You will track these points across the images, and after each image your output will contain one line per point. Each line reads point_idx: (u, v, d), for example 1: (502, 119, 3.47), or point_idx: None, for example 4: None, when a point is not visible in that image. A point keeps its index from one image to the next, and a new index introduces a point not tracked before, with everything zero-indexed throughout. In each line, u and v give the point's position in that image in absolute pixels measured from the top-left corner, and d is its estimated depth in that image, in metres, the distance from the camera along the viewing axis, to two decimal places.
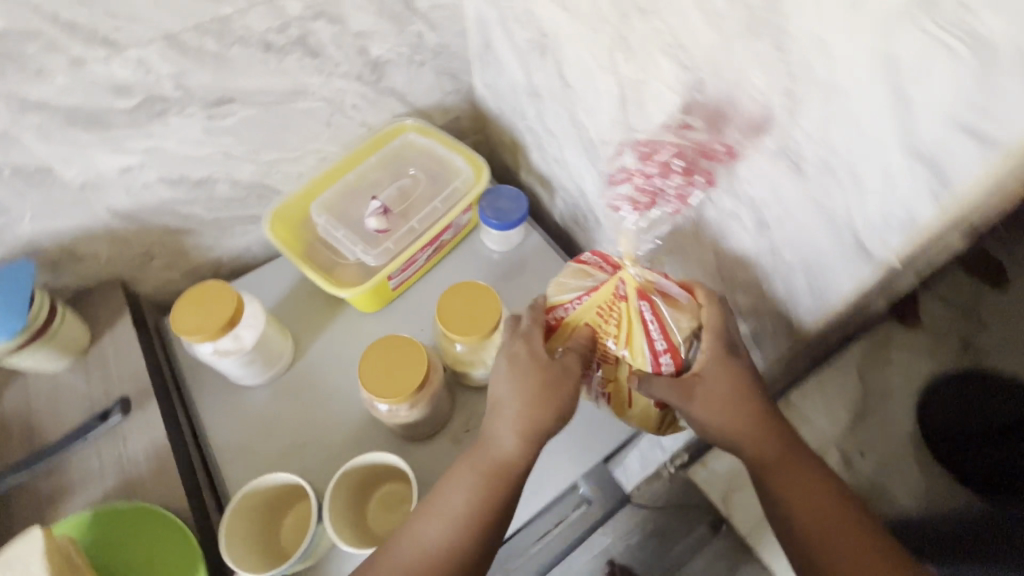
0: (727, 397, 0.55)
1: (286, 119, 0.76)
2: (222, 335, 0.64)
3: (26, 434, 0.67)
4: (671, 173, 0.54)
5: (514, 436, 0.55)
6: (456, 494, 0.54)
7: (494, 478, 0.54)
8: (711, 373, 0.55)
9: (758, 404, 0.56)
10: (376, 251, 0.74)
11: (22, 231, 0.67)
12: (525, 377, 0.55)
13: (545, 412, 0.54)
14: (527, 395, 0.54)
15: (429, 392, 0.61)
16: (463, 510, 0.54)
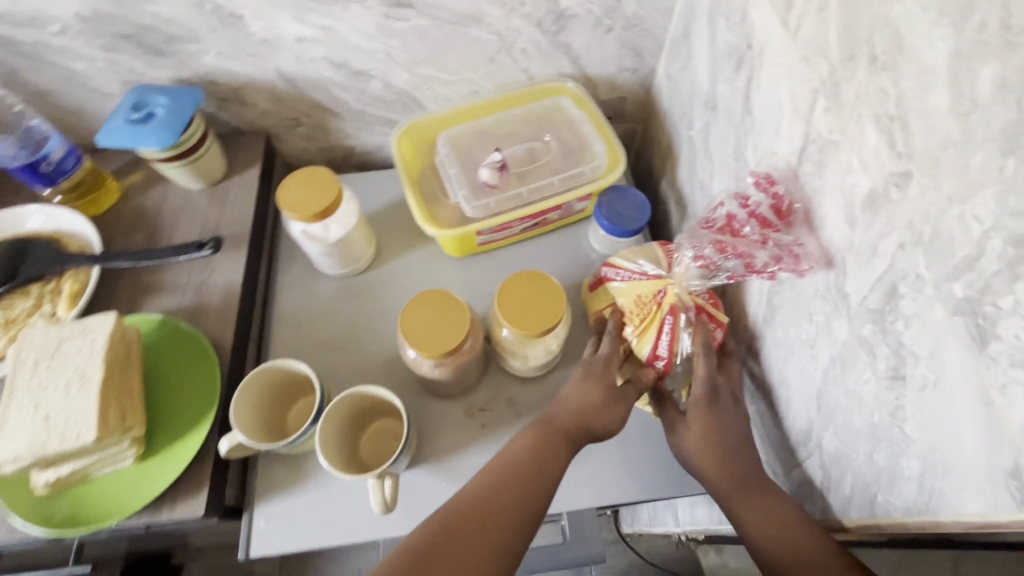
0: (711, 439, 0.54)
1: (455, 41, 0.74)
2: (311, 222, 0.66)
3: (145, 230, 0.76)
4: (765, 244, 0.50)
5: (572, 417, 0.56)
6: (514, 441, 0.56)
7: (550, 437, 0.55)
8: (693, 410, 0.55)
9: (736, 446, 0.54)
10: (478, 203, 0.70)
11: (205, 62, 0.73)
12: (589, 381, 0.57)
13: (605, 414, 0.56)
14: (591, 390, 0.57)
15: (458, 362, 0.59)
16: (519, 451, 0.54)
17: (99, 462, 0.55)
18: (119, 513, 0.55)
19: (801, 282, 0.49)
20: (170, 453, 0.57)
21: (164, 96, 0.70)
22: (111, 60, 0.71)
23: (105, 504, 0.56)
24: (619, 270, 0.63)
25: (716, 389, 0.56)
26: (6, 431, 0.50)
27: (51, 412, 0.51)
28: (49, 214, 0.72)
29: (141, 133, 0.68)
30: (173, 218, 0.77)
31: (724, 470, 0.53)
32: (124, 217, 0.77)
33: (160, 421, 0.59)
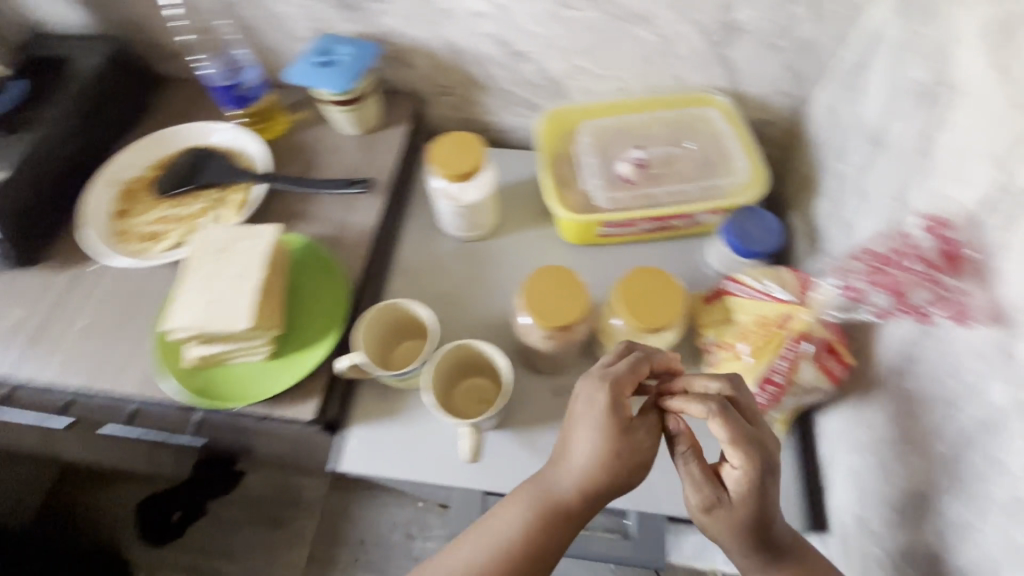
0: (744, 527, 0.47)
1: (618, 37, 0.76)
2: (453, 181, 0.70)
3: (303, 162, 0.84)
4: (925, 288, 0.48)
5: (578, 486, 0.50)
6: (511, 522, 0.51)
7: (553, 521, 0.50)
8: (734, 494, 0.47)
9: (771, 527, 0.48)
10: (609, 195, 0.72)
11: (385, 22, 0.80)
12: (599, 430, 0.50)
13: (624, 478, 0.50)
14: (608, 456, 0.50)
15: (565, 339, 0.60)
16: (507, 533, 0.50)
17: (239, 350, 0.62)
18: (249, 397, 0.62)
19: (953, 338, 0.46)
20: (294, 359, 0.64)
21: (348, 47, 0.78)
22: (309, 8, 0.79)
23: (235, 387, 0.63)
24: (746, 284, 0.60)
25: (769, 463, 0.47)
26: (179, 302, 0.58)
27: (217, 296, 0.58)
28: (233, 133, 0.82)
29: (321, 75, 0.75)
30: (325, 157, 0.85)
31: (753, 556, 0.48)
32: (287, 148, 0.85)
33: (290, 329, 0.66)
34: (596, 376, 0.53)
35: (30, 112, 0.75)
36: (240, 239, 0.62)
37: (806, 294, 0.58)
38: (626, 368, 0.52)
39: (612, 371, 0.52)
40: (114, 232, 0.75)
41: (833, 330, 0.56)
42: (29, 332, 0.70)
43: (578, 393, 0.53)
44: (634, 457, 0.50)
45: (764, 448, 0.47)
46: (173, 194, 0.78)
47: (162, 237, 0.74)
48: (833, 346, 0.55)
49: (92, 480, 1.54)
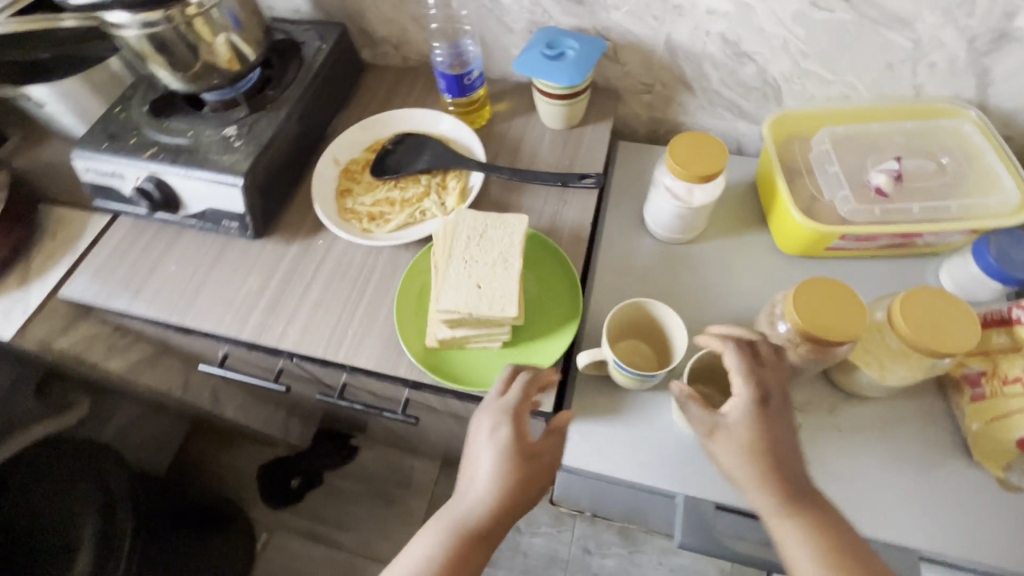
0: (750, 447, 0.53)
1: (864, 41, 0.72)
2: (690, 182, 0.68)
3: (507, 153, 0.85)
4: None
5: (489, 512, 0.53)
6: (430, 548, 0.53)
7: (468, 537, 0.53)
8: (736, 421, 0.54)
9: (785, 452, 0.53)
10: (859, 206, 0.68)
11: (610, 18, 0.79)
12: (461, 503, 0.55)
13: (530, 493, 0.55)
14: (514, 462, 0.54)
15: (831, 354, 0.58)
16: (436, 559, 0.52)
17: (484, 335, 0.63)
18: (495, 383, 0.63)
19: None
20: (536, 351, 0.65)
21: (576, 41, 0.77)
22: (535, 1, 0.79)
23: (477, 372, 0.64)
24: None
25: (766, 392, 0.54)
26: (444, 283, 0.60)
27: (482, 281, 0.59)
28: (455, 123, 0.83)
29: (553, 68, 0.76)
30: (529, 148, 0.85)
31: (775, 492, 0.52)
32: (490, 139, 0.86)
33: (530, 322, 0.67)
34: (483, 411, 0.57)
35: (273, 92, 0.79)
36: (497, 223, 0.63)
37: None
38: (518, 398, 0.57)
39: (496, 398, 0.57)
40: (341, 210, 0.78)
41: None
42: (265, 299, 0.73)
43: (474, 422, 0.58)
44: (545, 465, 0.56)
45: (765, 390, 0.54)
46: (392, 177, 0.80)
47: (387, 218, 0.76)
48: None
49: (216, 439, 1.59)
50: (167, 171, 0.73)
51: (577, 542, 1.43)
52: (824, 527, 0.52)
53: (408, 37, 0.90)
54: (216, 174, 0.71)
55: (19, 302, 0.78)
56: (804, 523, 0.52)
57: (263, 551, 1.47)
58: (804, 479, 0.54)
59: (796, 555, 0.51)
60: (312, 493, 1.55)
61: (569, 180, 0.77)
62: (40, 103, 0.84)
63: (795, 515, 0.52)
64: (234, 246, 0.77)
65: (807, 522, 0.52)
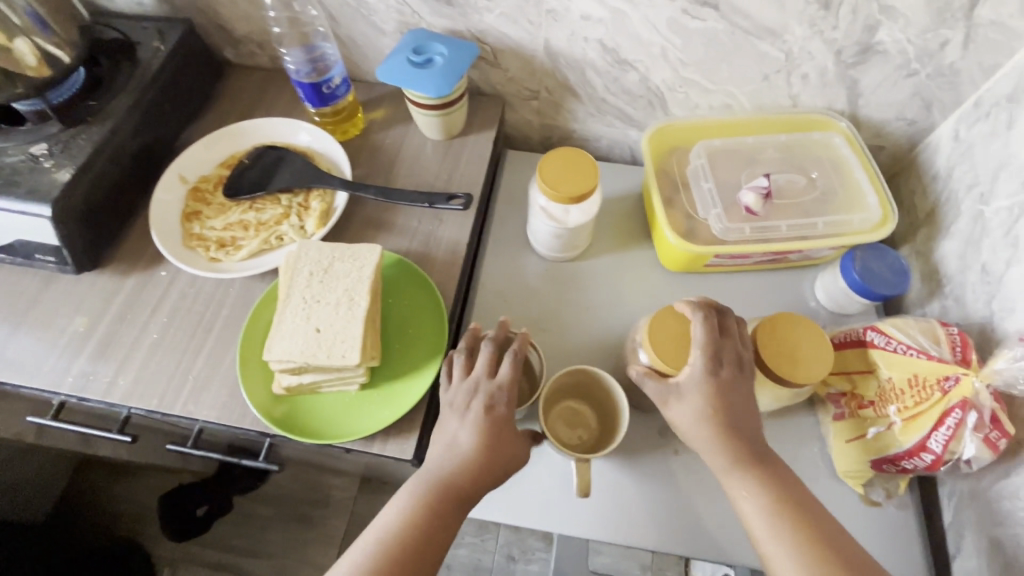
0: (712, 410, 0.51)
1: (739, 51, 0.70)
2: (561, 203, 0.65)
3: (381, 165, 0.78)
4: None
5: (470, 472, 0.51)
6: (404, 509, 0.51)
7: (441, 500, 0.51)
8: (691, 388, 0.52)
9: (742, 412, 0.52)
10: (732, 224, 0.67)
11: (484, 20, 0.73)
12: (439, 465, 0.52)
13: (506, 466, 0.52)
14: (491, 430, 0.52)
15: None
16: (409, 516, 0.50)
17: (335, 380, 0.58)
18: (349, 433, 0.57)
19: None
20: (396, 392, 0.60)
21: (445, 46, 0.71)
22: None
23: (332, 419, 0.58)
24: (892, 337, 0.58)
25: (719, 360, 0.52)
26: (281, 330, 0.55)
27: (322, 325, 0.55)
28: (317, 135, 0.75)
29: (419, 77, 0.69)
30: (406, 160, 0.78)
31: (728, 452, 0.51)
32: (364, 150, 0.79)
33: (391, 359, 0.62)
34: (465, 387, 0.54)
35: (96, 101, 0.68)
36: (347, 255, 0.58)
37: (967, 356, 0.54)
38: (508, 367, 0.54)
39: (473, 379, 0.54)
40: (186, 236, 0.69)
41: (1001, 400, 0.53)
42: (93, 344, 0.64)
43: (453, 392, 0.55)
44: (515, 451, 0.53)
45: (726, 358, 0.53)
46: (248, 196, 0.72)
47: (239, 245, 0.68)
48: (1004, 415, 0.52)
49: (110, 469, 1.44)
50: None
51: (501, 550, 1.41)
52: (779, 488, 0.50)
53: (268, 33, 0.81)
54: (16, 203, 0.61)
55: None
56: (766, 480, 0.50)
57: None
58: (759, 438, 0.52)
59: (749, 511, 0.50)
60: (220, 521, 1.44)
61: (438, 202, 0.71)
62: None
63: (756, 472, 0.51)
64: (58, 282, 0.68)
65: (768, 479, 0.50)
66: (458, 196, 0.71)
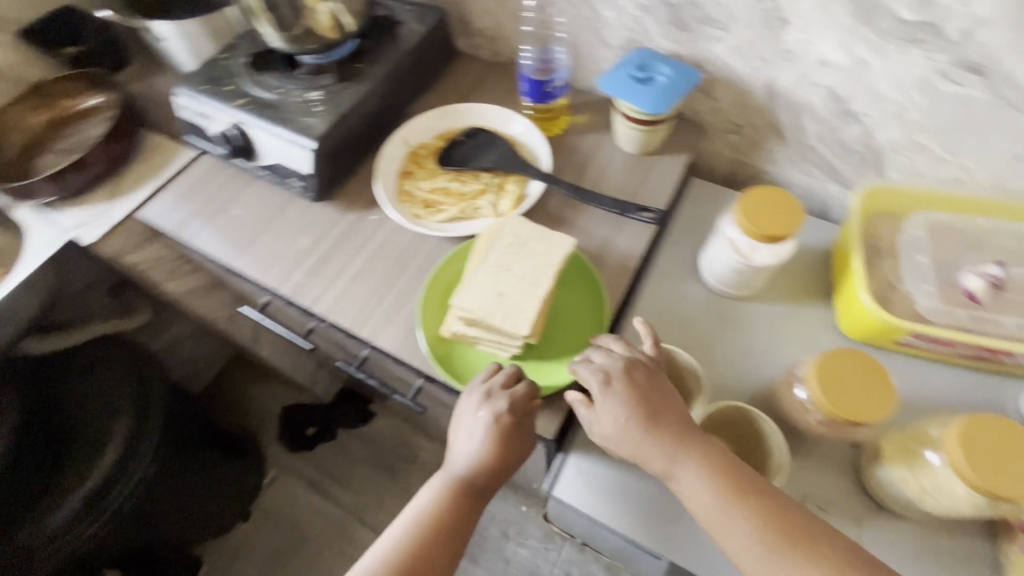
0: (619, 436, 0.56)
1: (994, 125, 0.64)
2: (754, 238, 0.64)
3: (573, 166, 0.82)
4: None
5: (487, 473, 0.59)
6: (431, 497, 0.60)
7: (466, 497, 0.59)
8: (598, 414, 0.57)
9: (680, 439, 0.55)
10: (942, 306, 0.62)
11: (711, 49, 0.75)
12: (456, 467, 0.60)
13: (514, 465, 0.60)
14: (501, 436, 0.58)
15: (849, 434, 0.55)
16: (439, 509, 0.58)
17: (494, 342, 0.64)
18: None
19: None
20: (547, 372, 0.64)
21: (669, 68, 0.74)
22: (637, 19, 0.76)
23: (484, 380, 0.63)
24: None
25: (610, 376, 0.57)
26: (471, 283, 0.63)
27: (505, 291, 0.62)
28: (529, 128, 0.82)
29: (638, 92, 0.73)
30: (597, 166, 0.82)
31: (720, 489, 0.52)
32: (561, 149, 0.84)
33: (549, 344, 0.66)
34: (479, 390, 0.60)
35: (361, 65, 0.81)
36: (543, 238, 0.64)
37: None
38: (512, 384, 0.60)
39: (490, 386, 0.59)
40: (399, 191, 0.79)
41: None
42: (310, 261, 0.75)
43: (466, 394, 0.60)
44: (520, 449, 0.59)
45: (611, 372, 0.57)
46: (455, 168, 0.80)
47: (440, 208, 0.77)
48: None
49: (254, 371, 1.68)
50: (252, 121, 0.76)
51: (560, 564, 1.40)
52: (733, 484, 0.52)
53: (502, 30, 0.90)
54: (291, 133, 0.74)
55: (112, 213, 0.86)
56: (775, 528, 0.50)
57: (269, 486, 1.54)
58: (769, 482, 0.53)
59: (741, 551, 0.50)
60: (324, 445, 1.60)
61: (628, 212, 0.75)
62: (161, 38, 0.90)
63: (748, 512, 0.51)
64: (295, 204, 0.80)
65: (723, 485, 0.52)
66: (648, 210, 0.75)
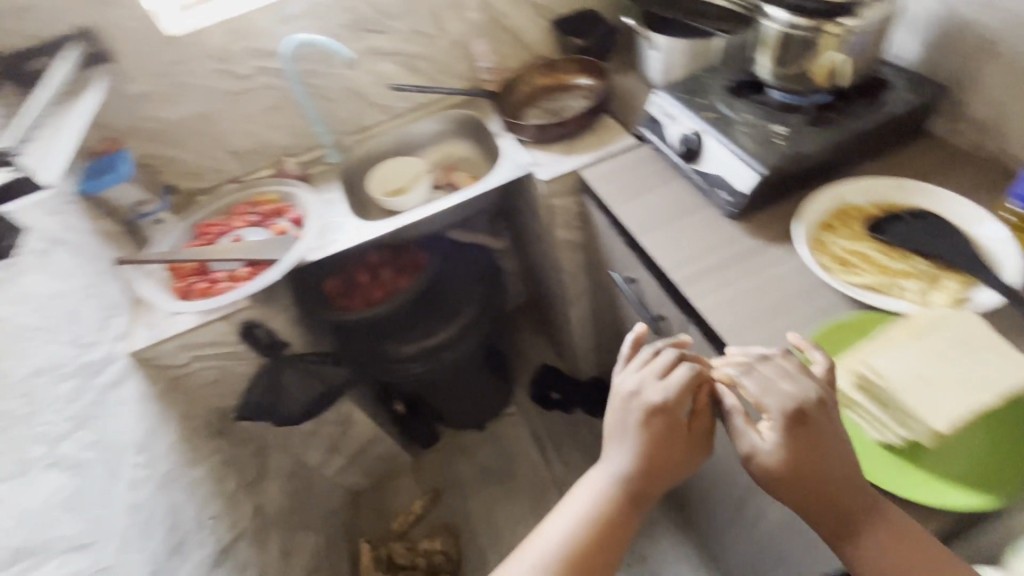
0: (791, 476, 0.56)
1: None
2: None
3: None
4: None
5: (640, 481, 0.62)
6: (593, 498, 0.63)
7: (620, 504, 0.62)
8: (769, 445, 0.57)
9: (867, 504, 0.55)
10: None
11: None
12: (607, 472, 0.63)
13: (669, 476, 0.62)
14: (644, 444, 0.62)
15: None
16: (595, 518, 0.62)
17: (882, 424, 0.59)
18: (880, 481, 0.58)
19: None
20: (935, 488, 0.57)
21: None
22: None
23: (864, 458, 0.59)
24: None
25: (797, 411, 0.57)
26: (892, 352, 0.60)
27: (933, 379, 0.57)
28: (1001, 234, 0.72)
29: None
30: None
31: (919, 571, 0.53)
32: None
33: (959, 464, 0.58)
34: (632, 387, 0.64)
35: (835, 116, 0.84)
36: (1006, 352, 0.57)
37: None
38: (664, 388, 0.63)
39: (645, 386, 0.64)
40: (814, 239, 0.79)
41: None
42: (704, 262, 0.82)
43: (623, 381, 0.66)
44: (680, 459, 0.62)
45: (796, 406, 0.57)
46: (885, 240, 0.77)
47: (856, 271, 0.74)
48: None
49: (534, 322, 1.94)
50: (713, 132, 0.86)
51: None
52: (906, 546, 0.54)
53: (1006, 126, 0.80)
54: (749, 156, 0.82)
55: (563, 163, 1.06)
56: None
57: (503, 416, 1.78)
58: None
59: None
60: (557, 412, 1.75)
61: None
62: (652, 46, 1.07)
63: None
64: (704, 212, 0.88)
65: (886, 539, 0.54)
66: None
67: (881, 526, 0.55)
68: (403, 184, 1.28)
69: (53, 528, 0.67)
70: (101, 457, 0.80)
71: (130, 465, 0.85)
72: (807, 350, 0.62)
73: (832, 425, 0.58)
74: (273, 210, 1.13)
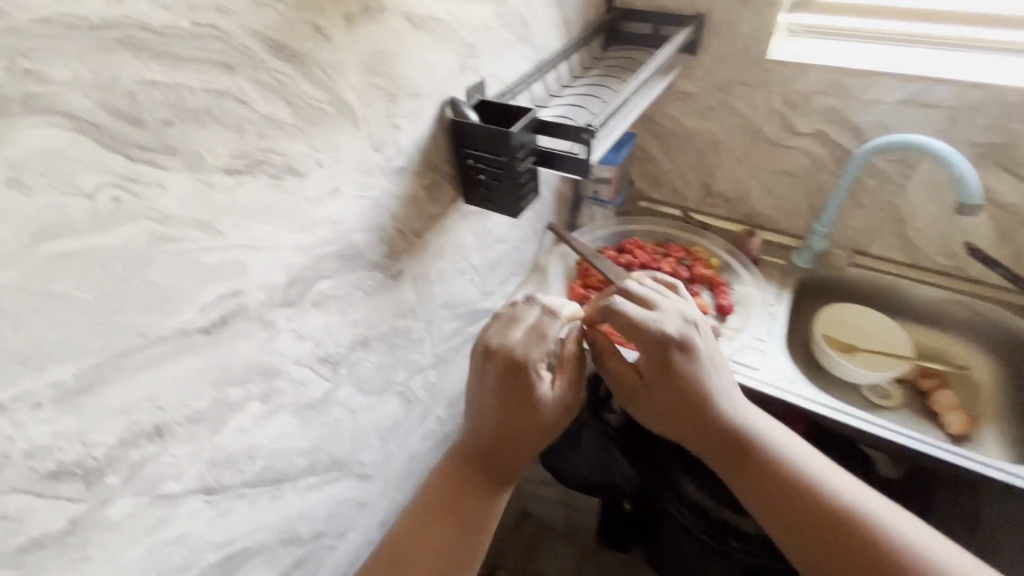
0: (676, 393, 0.59)
1: None
2: None
3: None
4: None
5: (495, 467, 0.57)
6: (421, 524, 0.54)
7: (463, 507, 0.56)
8: (648, 375, 0.59)
9: (740, 449, 0.58)
10: None
11: None
12: (449, 480, 0.57)
13: (523, 446, 0.57)
14: (496, 402, 0.56)
15: None
16: (428, 540, 0.53)
17: None
18: None
19: None
20: None
21: None
22: None
23: None
24: None
25: (681, 337, 0.59)
26: None
27: None
28: None
29: None
30: None
31: (830, 524, 0.52)
32: None
33: None
34: (482, 344, 0.57)
35: None
36: None
37: None
38: (525, 335, 0.57)
39: (499, 341, 0.56)
40: None
41: None
42: None
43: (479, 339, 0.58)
44: (532, 402, 0.56)
45: (681, 337, 0.59)
46: None
47: None
48: None
49: None
50: None
51: None
52: (796, 496, 0.54)
53: None
54: None
55: None
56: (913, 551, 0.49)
57: None
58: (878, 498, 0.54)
59: None
60: None
61: None
62: None
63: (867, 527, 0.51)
64: None
65: (779, 492, 0.55)
66: None
67: (750, 440, 0.58)
68: (847, 339, 0.95)
69: (364, 452, 0.68)
70: (427, 401, 0.79)
71: (435, 417, 0.84)
72: (646, 290, 0.65)
73: (692, 364, 0.59)
74: (706, 277, 0.94)
